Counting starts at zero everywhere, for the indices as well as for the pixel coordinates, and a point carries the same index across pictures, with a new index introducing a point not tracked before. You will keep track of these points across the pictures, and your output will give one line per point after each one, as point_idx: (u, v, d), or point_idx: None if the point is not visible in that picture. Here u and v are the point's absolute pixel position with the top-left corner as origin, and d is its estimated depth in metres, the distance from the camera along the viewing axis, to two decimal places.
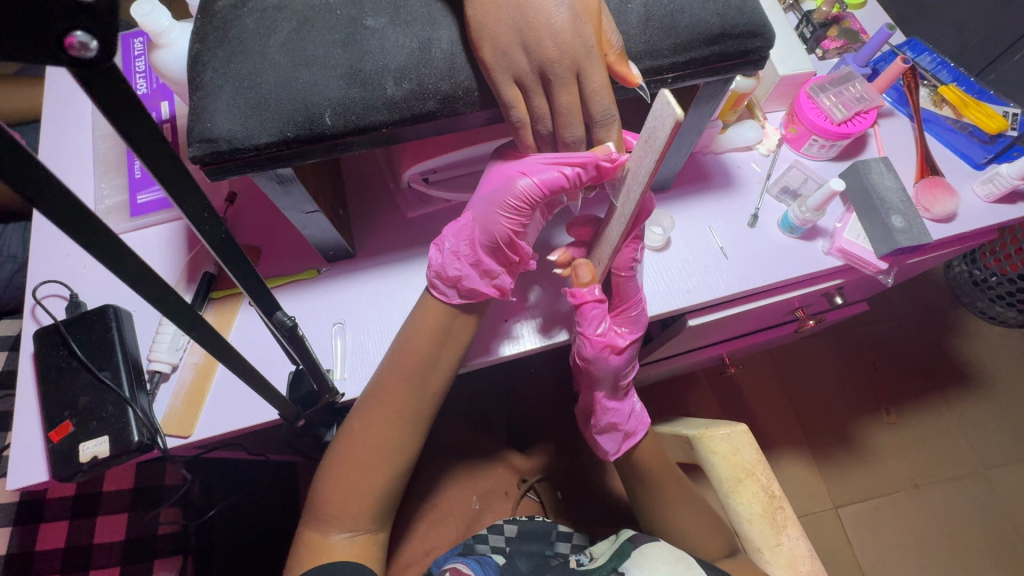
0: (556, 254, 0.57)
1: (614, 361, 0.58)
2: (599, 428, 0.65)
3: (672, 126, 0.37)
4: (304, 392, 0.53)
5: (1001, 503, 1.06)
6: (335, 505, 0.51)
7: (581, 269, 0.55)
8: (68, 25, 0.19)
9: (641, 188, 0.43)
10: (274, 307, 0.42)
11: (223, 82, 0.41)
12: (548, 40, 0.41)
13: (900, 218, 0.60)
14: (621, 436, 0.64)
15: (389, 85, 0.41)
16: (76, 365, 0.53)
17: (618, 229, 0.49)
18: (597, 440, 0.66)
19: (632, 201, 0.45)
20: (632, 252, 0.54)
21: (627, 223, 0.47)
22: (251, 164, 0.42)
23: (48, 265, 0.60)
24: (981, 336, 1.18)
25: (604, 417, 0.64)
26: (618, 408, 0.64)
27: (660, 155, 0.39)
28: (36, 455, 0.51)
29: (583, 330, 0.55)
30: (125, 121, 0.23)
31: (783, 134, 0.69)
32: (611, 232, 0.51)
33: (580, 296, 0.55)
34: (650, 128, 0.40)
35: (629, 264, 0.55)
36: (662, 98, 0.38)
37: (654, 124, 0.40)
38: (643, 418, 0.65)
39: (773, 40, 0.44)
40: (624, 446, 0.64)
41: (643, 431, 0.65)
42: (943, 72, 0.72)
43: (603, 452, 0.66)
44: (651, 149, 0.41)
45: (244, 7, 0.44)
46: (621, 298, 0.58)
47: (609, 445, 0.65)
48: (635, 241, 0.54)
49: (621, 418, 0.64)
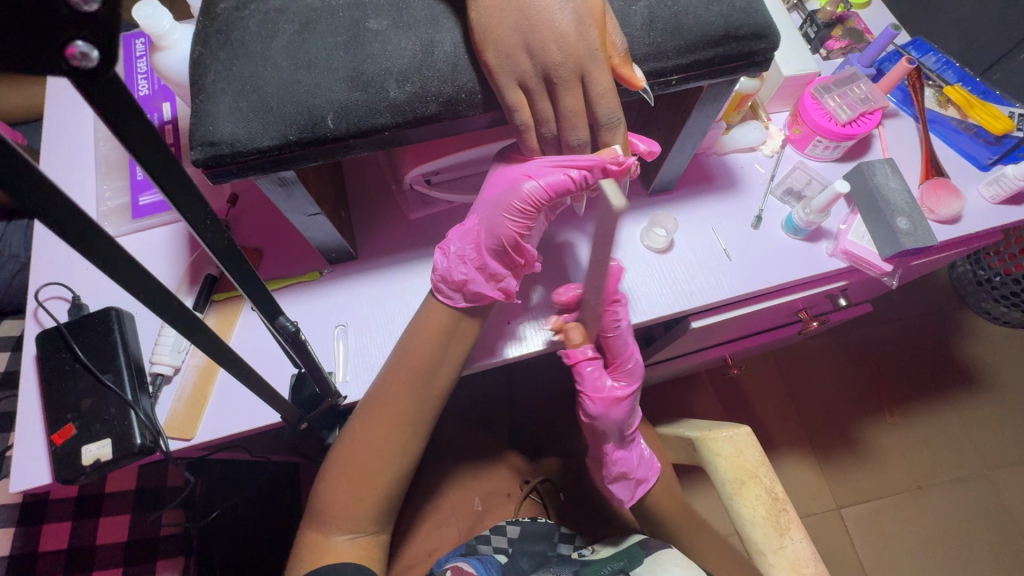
0: (548, 322, 0.57)
1: (618, 413, 0.58)
2: (612, 477, 0.62)
3: (619, 213, 0.37)
4: (306, 395, 0.52)
5: (1004, 503, 1.06)
6: (337, 507, 0.51)
7: (571, 332, 0.56)
8: (69, 35, 0.18)
9: (609, 259, 0.44)
10: (277, 312, 0.42)
11: (225, 85, 0.41)
12: (551, 44, 0.40)
13: (906, 220, 0.59)
14: (634, 483, 0.61)
15: (392, 88, 0.41)
16: (78, 367, 0.53)
17: (595, 295, 0.50)
18: (610, 489, 0.63)
19: (605, 271, 0.46)
20: (616, 313, 0.56)
21: (601, 286, 0.48)
22: (252, 167, 0.42)
23: (50, 268, 0.60)
24: (984, 336, 1.18)
25: (614, 467, 0.61)
26: (627, 456, 0.61)
27: (615, 223, 0.39)
28: (39, 458, 0.51)
29: (584, 389, 0.58)
30: (127, 128, 0.23)
31: (787, 135, 0.68)
32: (588, 299, 0.52)
33: (574, 356, 0.57)
34: (602, 212, 0.41)
35: (615, 325, 0.57)
36: (608, 187, 0.38)
37: (604, 212, 0.40)
38: (653, 463, 0.63)
39: (778, 42, 0.44)
40: (638, 492, 0.62)
41: (654, 477, 0.63)
42: (949, 72, 0.71)
43: (616, 500, 0.63)
44: (609, 228, 0.41)
45: (245, 9, 0.44)
46: (614, 354, 0.59)
47: (622, 493, 0.62)
48: (617, 301, 0.55)
49: (632, 465, 0.61)
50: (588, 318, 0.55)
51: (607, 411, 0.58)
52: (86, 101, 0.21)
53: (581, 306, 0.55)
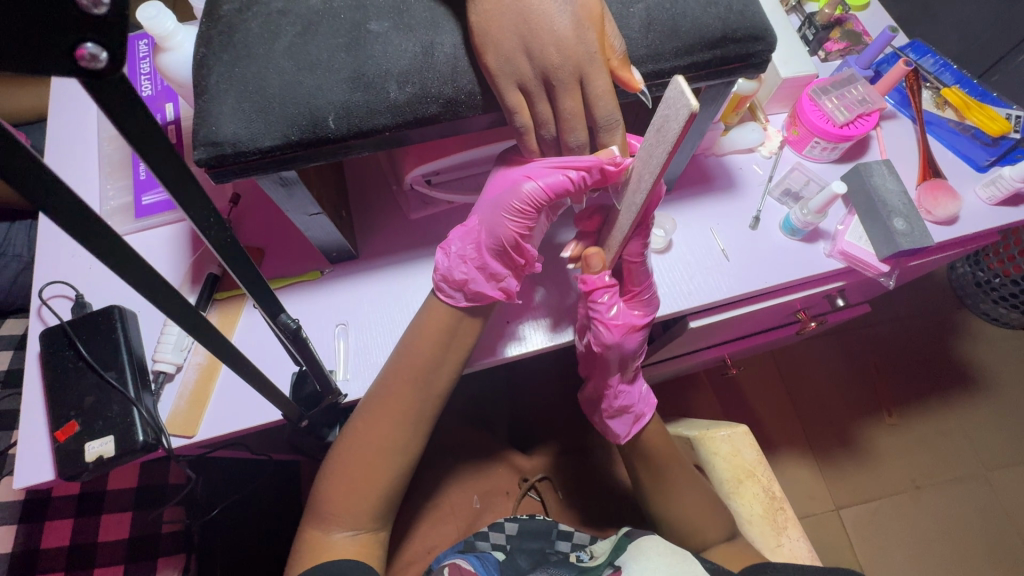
0: (568, 249, 0.58)
1: (629, 341, 0.56)
2: (612, 412, 0.61)
3: (688, 117, 0.34)
4: (307, 392, 0.53)
5: (1002, 504, 1.06)
6: (337, 504, 0.52)
7: (591, 258, 0.53)
8: (78, 37, 0.19)
9: (653, 177, 0.41)
10: (278, 310, 0.43)
11: (228, 86, 0.42)
12: (551, 46, 0.41)
13: (903, 221, 0.60)
14: (632, 419, 0.61)
15: (393, 89, 0.42)
16: (82, 365, 0.53)
17: (628, 221, 0.47)
18: (607, 425, 0.62)
19: (642, 190, 0.43)
20: (641, 242, 0.53)
21: (637, 214, 0.45)
22: (255, 167, 0.43)
23: (54, 266, 0.60)
24: (983, 337, 1.18)
25: (616, 401, 0.60)
26: (629, 391, 0.61)
27: (671, 148, 0.37)
28: (42, 455, 0.51)
29: (598, 316, 0.54)
30: (136, 129, 0.24)
31: (785, 136, 0.69)
32: (621, 220, 0.49)
33: (591, 282, 0.54)
34: (663, 113, 0.37)
35: (639, 251, 0.53)
36: (676, 85, 0.34)
37: (667, 111, 0.37)
38: (651, 401, 0.63)
39: (774, 44, 0.44)
40: (635, 429, 0.61)
41: (652, 414, 0.62)
42: (946, 74, 0.72)
43: (612, 437, 0.62)
44: (664, 138, 0.38)
45: (248, 11, 0.44)
46: (633, 283, 0.55)
47: (619, 429, 0.61)
48: (644, 232, 0.52)
49: (632, 399, 0.61)
50: (611, 244, 0.52)
51: (621, 340, 0.55)
52: (96, 102, 0.22)
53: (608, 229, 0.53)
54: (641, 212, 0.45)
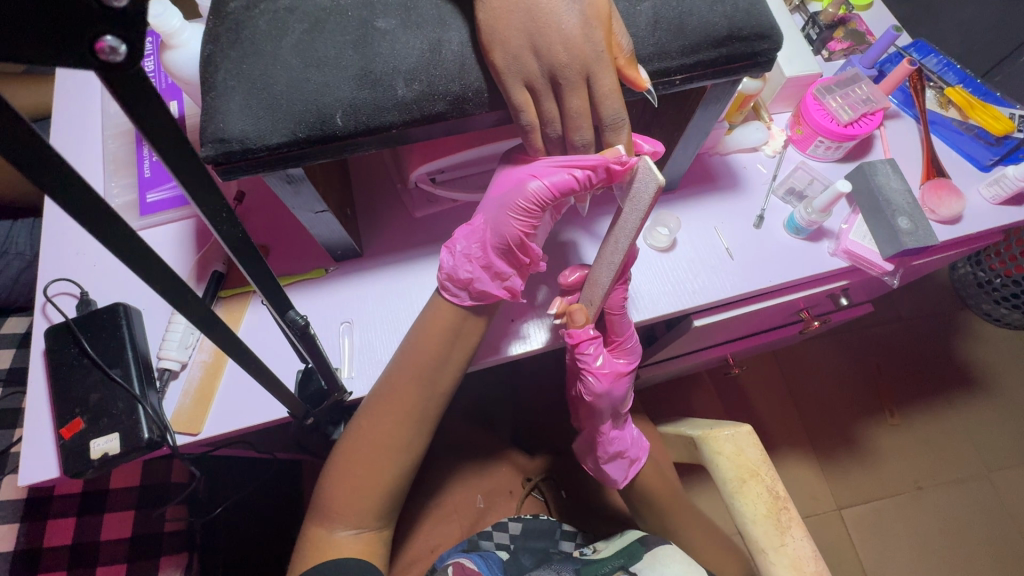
0: (554, 305, 0.56)
1: (618, 389, 0.58)
2: (607, 457, 0.62)
3: (654, 190, 0.42)
4: (312, 390, 0.53)
5: (1004, 505, 1.06)
6: (341, 502, 0.52)
7: (576, 313, 0.54)
8: (96, 30, 0.19)
9: (629, 240, 0.46)
10: (286, 306, 0.42)
11: (236, 83, 0.42)
12: (558, 45, 0.41)
13: (907, 219, 0.60)
14: (627, 463, 0.62)
15: (400, 87, 0.42)
16: (86, 362, 0.53)
17: (606, 278, 0.50)
18: (604, 470, 0.62)
19: (620, 251, 0.47)
20: (622, 292, 0.56)
21: (617, 270, 0.49)
22: (261, 164, 0.43)
23: (59, 263, 0.60)
24: (985, 338, 1.18)
25: (611, 446, 0.61)
26: (621, 436, 0.62)
27: (643, 219, 0.44)
28: (48, 452, 0.51)
29: (586, 366, 0.56)
30: (149, 126, 0.24)
31: (789, 135, 0.69)
32: (600, 276, 0.51)
33: (577, 337, 0.55)
34: (635, 189, 0.44)
35: (620, 304, 0.56)
36: (644, 168, 0.43)
37: (638, 187, 0.44)
38: (643, 443, 0.64)
39: (780, 43, 0.44)
40: (631, 472, 0.62)
41: (645, 458, 0.63)
42: (949, 74, 0.72)
43: (610, 481, 0.63)
44: (634, 208, 0.45)
45: (256, 9, 0.44)
46: (615, 332, 0.58)
47: (617, 473, 0.62)
48: (625, 282, 0.54)
49: (625, 444, 0.62)
50: (593, 298, 0.53)
51: (610, 389, 0.58)
52: (110, 95, 0.22)
53: (589, 284, 0.53)
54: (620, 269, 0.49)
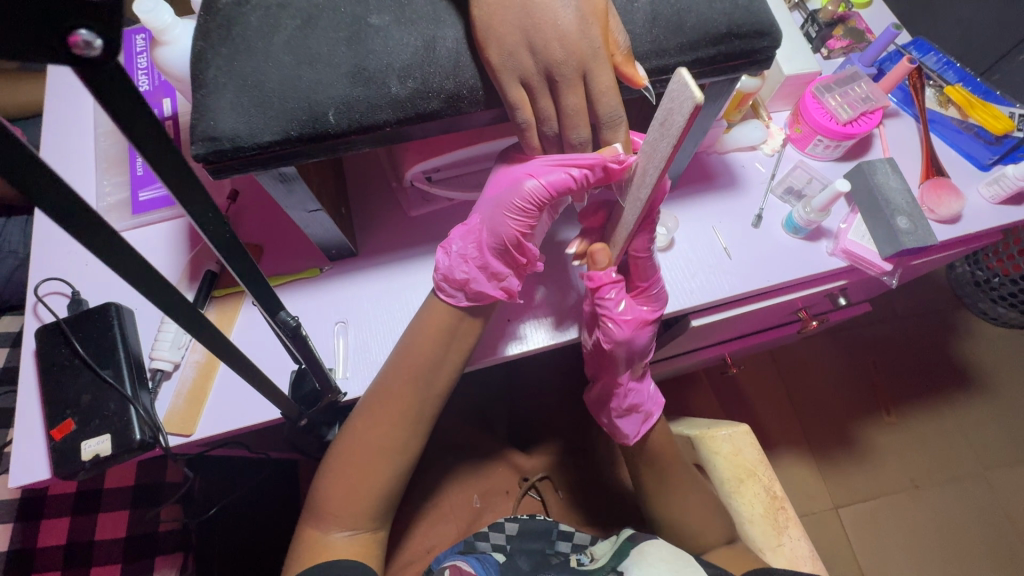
0: (572, 246, 0.57)
1: (639, 337, 0.56)
2: (621, 411, 0.61)
3: (692, 111, 0.32)
4: (306, 390, 0.53)
5: (1002, 504, 1.06)
6: (335, 504, 0.51)
7: (598, 253, 0.53)
8: (72, 24, 0.18)
9: (656, 174, 0.39)
10: (279, 307, 0.42)
11: (227, 80, 0.41)
12: (554, 42, 0.40)
13: (906, 219, 0.59)
14: (642, 418, 0.60)
15: (394, 84, 0.41)
16: (77, 363, 0.53)
17: (632, 216, 0.46)
18: (616, 424, 0.61)
19: (647, 186, 0.42)
20: (648, 238, 0.52)
21: (643, 209, 0.44)
22: (253, 163, 0.42)
23: (50, 263, 0.59)
24: (982, 337, 1.18)
25: (625, 400, 0.60)
26: (639, 389, 0.61)
27: (675, 145, 0.36)
28: (39, 453, 0.51)
29: (607, 313, 0.54)
30: (133, 125, 0.23)
31: (788, 134, 0.68)
32: (626, 217, 0.48)
33: (597, 279, 0.54)
34: (665, 108, 0.36)
35: (645, 247, 0.53)
36: (680, 76, 0.33)
37: (671, 106, 0.35)
38: (659, 399, 0.62)
39: (779, 40, 0.44)
40: (644, 428, 0.60)
41: (660, 413, 0.62)
42: (949, 72, 0.71)
43: (621, 436, 0.61)
44: (667, 132, 0.36)
45: (247, 5, 0.43)
46: (640, 278, 0.56)
47: (630, 427, 0.60)
48: (651, 227, 0.51)
49: (642, 397, 0.61)
50: (617, 240, 0.52)
51: (632, 336, 0.55)
52: (90, 92, 0.21)
53: (614, 225, 0.52)
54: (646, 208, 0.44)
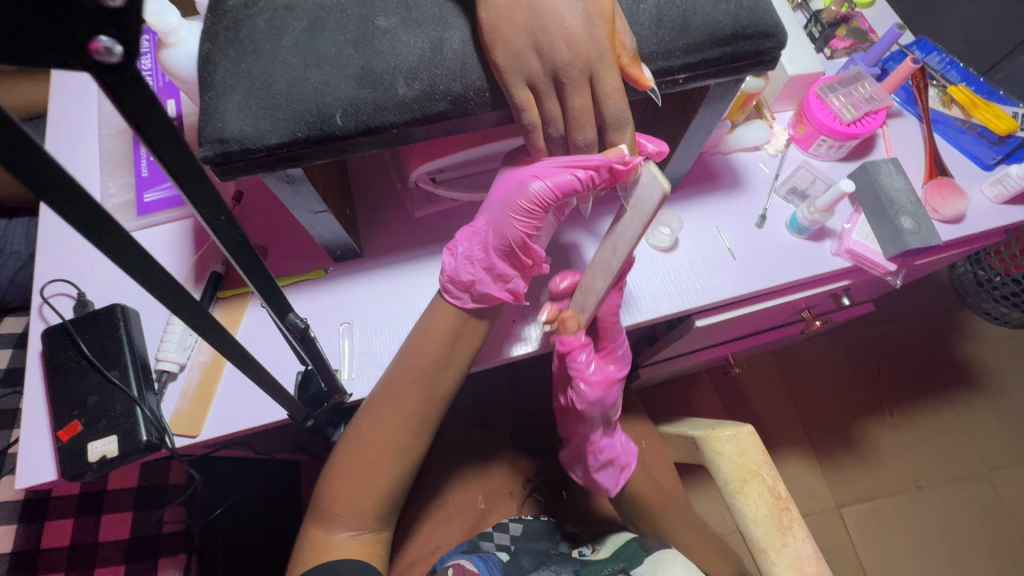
0: (543, 312, 0.56)
1: (611, 396, 0.57)
2: (598, 466, 0.62)
3: (660, 197, 0.40)
4: (312, 391, 0.53)
5: (1003, 504, 1.06)
6: (340, 504, 0.51)
7: (568, 320, 0.54)
8: (90, 30, 0.18)
9: (628, 247, 0.44)
10: (286, 308, 0.42)
11: (234, 82, 0.41)
12: (561, 43, 0.40)
13: (910, 220, 0.60)
14: (617, 470, 0.63)
15: (401, 86, 0.41)
16: (84, 364, 0.53)
17: (603, 283, 0.49)
18: (595, 478, 0.63)
19: (616, 259, 0.46)
20: (617, 299, 0.53)
21: (613, 277, 0.48)
22: (261, 164, 0.42)
23: (55, 264, 0.59)
24: (984, 336, 1.18)
25: (601, 454, 0.61)
26: (612, 444, 0.62)
27: (643, 226, 0.42)
28: (45, 455, 0.51)
29: (578, 374, 0.55)
30: (148, 131, 0.23)
31: (791, 134, 0.68)
32: (594, 284, 0.51)
33: (568, 343, 0.55)
34: (635, 197, 0.43)
35: (613, 310, 0.54)
36: (649, 172, 0.41)
37: (639, 194, 0.43)
38: (632, 449, 0.65)
39: (785, 41, 0.44)
40: (621, 479, 0.64)
41: (634, 463, 0.65)
42: (952, 72, 0.71)
43: (602, 489, 0.64)
44: (633, 218, 0.44)
45: (254, 6, 0.44)
46: (608, 339, 0.56)
47: (608, 481, 0.63)
48: (620, 289, 0.52)
49: (615, 451, 0.63)
50: (586, 305, 0.53)
51: (603, 396, 0.56)
52: (106, 95, 0.21)
53: (581, 292, 0.53)
54: (617, 275, 0.47)
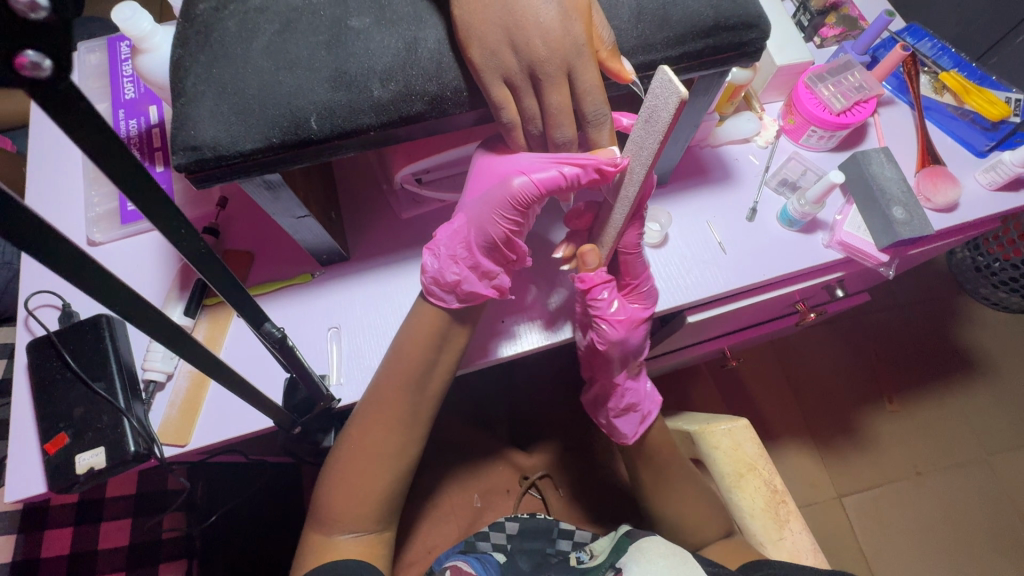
0: (559, 251, 0.57)
1: (633, 336, 0.57)
2: (619, 410, 0.63)
3: (676, 105, 0.36)
4: (299, 400, 0.52)
5: (1004, 489, 1.06)
6: (336, 509, 0.51)
7: (588, 255, 0.53)
8: (18, 45, 0.18)
9: (643, 173, 0.42)
10: (262, 319, 0.43)
11: (206, 88, 0.41)
12: (537, 39, 0.40)
13: (901, 209, 0.59)
14: (639, 418, 0.62)
15: (376, 88, 0.41)
16: (70, 376, 0.52)
17: (622, 214, 0.47)
18: (615, 424, 0.63)
19: (634, 186, 0.44)
20: (637, 231, 0.53)
21: (630, 207, 0.46)
22: (236, 170, 0.42)
23: (41, 275, 0.59)
24: (984, 322, 1.18)
25: (623, 399, 0.62)
26: (635, 387, 0.62)
27: (659, 140, 0.39)
28: (33, 467, 0.51)
29: (599, 313, 0.54)
30: (83, 132, 0.23)
31: (781, 125, 0.68)
32: (613, 215, 0.49)
33: (589, 280, 0.54)
34: (649, 105, 0.39)
35: (634, 243, 0.54)
36: (663, 75, 0.36)
37: (654, 103, 0.38)
38: (657, 396, 0.64)
39: (768, 31, 0.43)
40: (642, 428, 0.63)
41: (657, 411, 0.64)
42: (944, 58, 0.70)
43: (620, 437, 0.63)
44: (652, 128, 0.39)
45: (225, 10, 0.43)
46: (630, 275, 0.56)
47: (627, 427, 0.62)
48: (639, 219, 0.52)
49: (638, 397, 0.63)
50: (606, 240, 0.52)
51: (626, 336, 0.56)
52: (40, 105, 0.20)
53: (601, 225, 0.52)
54: (634, 204, 0.46)
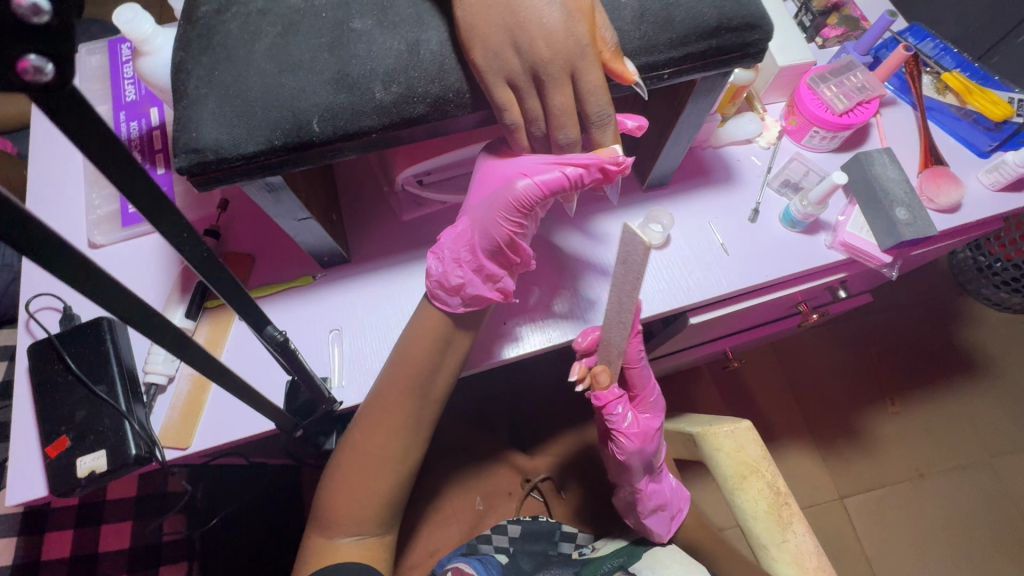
0: (572, 372, 0.54)
1: (651, 445, 0.57)
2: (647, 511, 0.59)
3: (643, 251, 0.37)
4: (301, 402, 0.53)
5: (1006, 489, 1.06)
6: (337, 511, 0.51)
7: (600, 375, 0.53)
8: (21, 49, 0.18)
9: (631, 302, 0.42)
10: (264, 322, 0.43)
11: (208, 91, 0.40)
12: (540, 40, 0.40)
13: (904, 210, 0.58)
14: (668, 516, 0.60)
15: (378, 89, 0.40)
16: (71, 379, 0.52)
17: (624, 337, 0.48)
18: (646, 526, 0.59)
19: (626, 312, 0.44)
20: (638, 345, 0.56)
21: (629, 333, 0.47)
22: (238, 173, 0.41)
23: (42, 278, 0.59)
24: (985, 322, 1.17)
25: (650, 501, 0.58)
26: (660, 488, 0.59)
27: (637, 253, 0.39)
28: (34, 470, 0.51)
29: (616, 427, 0.56)
30: (85, 134, 0.23)
31: (783, 126, 0.67)
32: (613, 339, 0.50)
33: (603, 397, 0.55)
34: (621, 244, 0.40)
35: (637, 356, 0.56)
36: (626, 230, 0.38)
37: (627, 247, 0.39)
38: (682, 492, 0.64)
39: (771, 32, 0.43)
40: (673, 525, 0.60)
41: (686, 507, 0.63)
42: (946, 58, 0.70)
43: (653, 538, 0.60)
44: (630, 266, 0.40)
45: (227, 12, 0.43)
46: (637, 388, 0.59)
47: (659, 527, 0.59)
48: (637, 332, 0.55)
49: (665, 496, 0.60)
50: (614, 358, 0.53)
51: (643, 446, 0.57)
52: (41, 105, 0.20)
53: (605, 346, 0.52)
54: (631, 330, 0.46)
